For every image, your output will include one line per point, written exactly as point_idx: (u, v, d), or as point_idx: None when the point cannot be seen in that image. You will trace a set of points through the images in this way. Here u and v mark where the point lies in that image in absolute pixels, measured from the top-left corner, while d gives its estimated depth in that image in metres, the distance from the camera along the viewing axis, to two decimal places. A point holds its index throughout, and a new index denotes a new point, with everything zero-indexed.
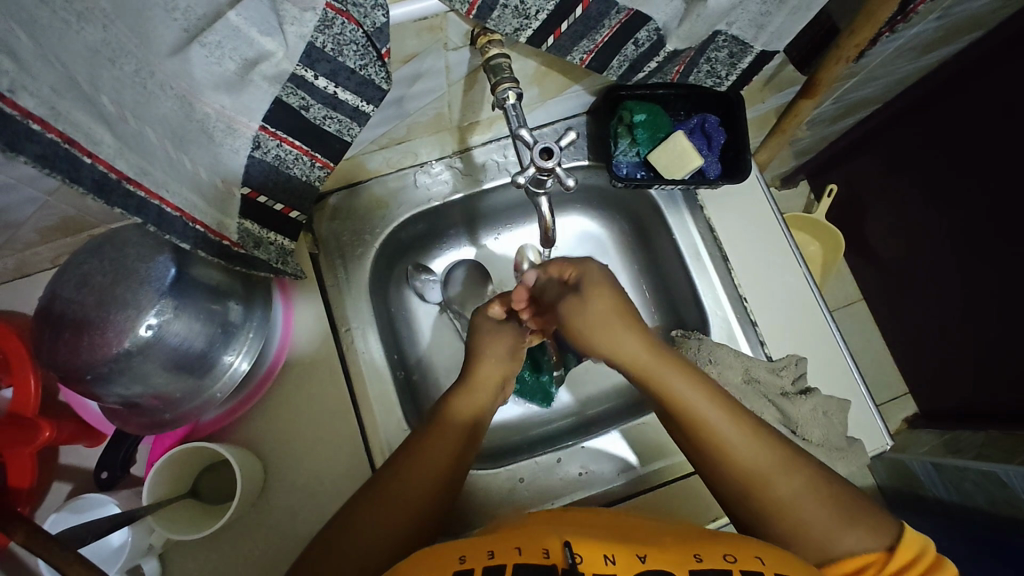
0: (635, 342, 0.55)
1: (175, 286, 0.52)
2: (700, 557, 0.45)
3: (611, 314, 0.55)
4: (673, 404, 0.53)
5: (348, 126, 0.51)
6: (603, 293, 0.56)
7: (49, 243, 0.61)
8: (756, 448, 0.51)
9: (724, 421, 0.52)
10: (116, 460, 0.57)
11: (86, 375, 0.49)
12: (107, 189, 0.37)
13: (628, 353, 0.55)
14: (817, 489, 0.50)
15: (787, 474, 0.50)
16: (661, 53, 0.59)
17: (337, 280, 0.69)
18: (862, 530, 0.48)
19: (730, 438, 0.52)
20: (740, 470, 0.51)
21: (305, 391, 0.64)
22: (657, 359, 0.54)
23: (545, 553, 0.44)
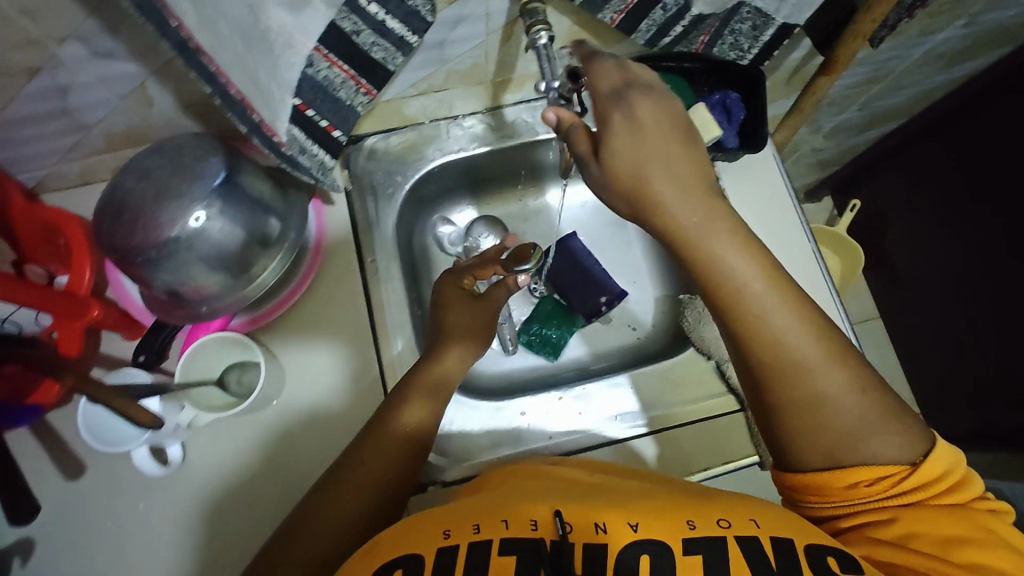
0: (686, 207, 0.49)
1: (223, 188, 0.57)
2: (694, 525, 0.46)
3: (652, 172, 0.49)
4: (720, 277, 0.50)
5: (392, 55, 0.56)
6: (649, 150, 0.49)
7: (113, 152, 0.67)
8: (804, 335, 0.50)
9: (773, 309, 0.50)
10: (153, 345, 0.62)
11: (137, 258, 0.55)
12: (185, 52, 0.45)
13: (674, 220, 0.50)
14: (858, 388, 0.49)
15: (831, 371, 0.49)
16: (686, 18, 0.64)
17: (366, 214, 0.74)
18: (891, 438, 0.48)
19: (776, 321, 0.49)
20: (783, 355, 0.50)
21: (330, 308, 0.70)
22: (707, 226, 0.50)
23: (533, 524, 0.47)
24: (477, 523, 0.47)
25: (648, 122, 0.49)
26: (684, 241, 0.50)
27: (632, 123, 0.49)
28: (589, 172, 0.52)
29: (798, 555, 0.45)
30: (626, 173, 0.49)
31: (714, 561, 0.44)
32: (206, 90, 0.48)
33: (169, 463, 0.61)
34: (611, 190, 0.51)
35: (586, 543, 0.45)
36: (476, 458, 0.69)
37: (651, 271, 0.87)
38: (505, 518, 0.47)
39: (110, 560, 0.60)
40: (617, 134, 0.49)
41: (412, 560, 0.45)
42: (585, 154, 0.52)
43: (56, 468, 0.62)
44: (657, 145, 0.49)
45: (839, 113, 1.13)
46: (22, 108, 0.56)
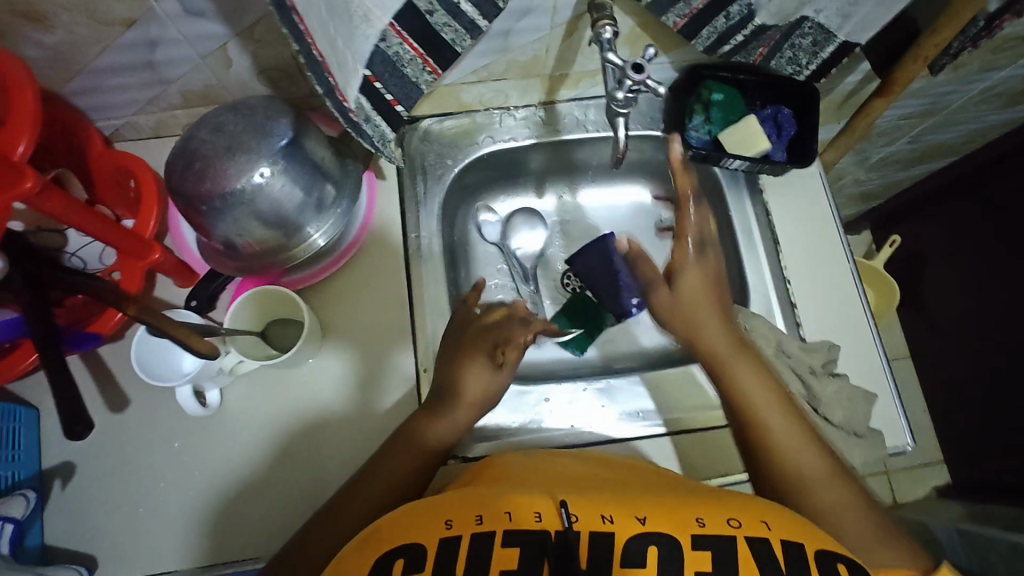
0: (719, 334, 0.62)
1: (287, 149, 0.59)
2: (704, 522, 0.45)
3: (702, 310, 0.63)
4: (739, 396, 0.59)
5: (462, 37, 0.59)
6: (701, 291, 0.63)
7: (186, 109, 0.70)
8: (814, 455, 0.56)
9: (783, 426, 0.57)
10: (205, 293, 0.65)
11: (202, 206, 0.58)
12: (283, 9, 0.47)
13: (712, 346, 0.62)
14: (863, 505, 0.54)
15: (833, 484, 0.55)
16: (749, 27, 0.65)
17: (415, 190, 0.76)
18: (899, 552, 0.52)
19: (790, 439, 0.57)
20: (791, 469, 0.56)
21: (372, 279, 0.72)
22: (737, 355, 0.61)
23: (537, 515, 0.46)
24: (479, 514, 0.46)
25: (706, 275, 0.63)
26: (715, 358, 0.61)
27: (702, 259, 0.63)
28: (654, 295, 0.64)
29: (809, 561, 0.44)
30: (681, 300, 0.63)
31: (725, 560, 0.43)
32: (295, 49, 0.50)
33: (207, 405, 0.64)
34: (668, 316, 0.64)
35: (591, 531, 0.44)
36: (497, 438, 0.70)
37: None
38: (508, 510, 0.46)
39: (144, 493, 0.63)
40: (681, 274, 0.63)
41: (414, 551, 0.44)
42: (651, 281, 0.65)
43: (102, 401, 0.65)
44: (707, 292, 0.63)
45: (888, 144, 1.12)
46: (112, 57, 0.60)
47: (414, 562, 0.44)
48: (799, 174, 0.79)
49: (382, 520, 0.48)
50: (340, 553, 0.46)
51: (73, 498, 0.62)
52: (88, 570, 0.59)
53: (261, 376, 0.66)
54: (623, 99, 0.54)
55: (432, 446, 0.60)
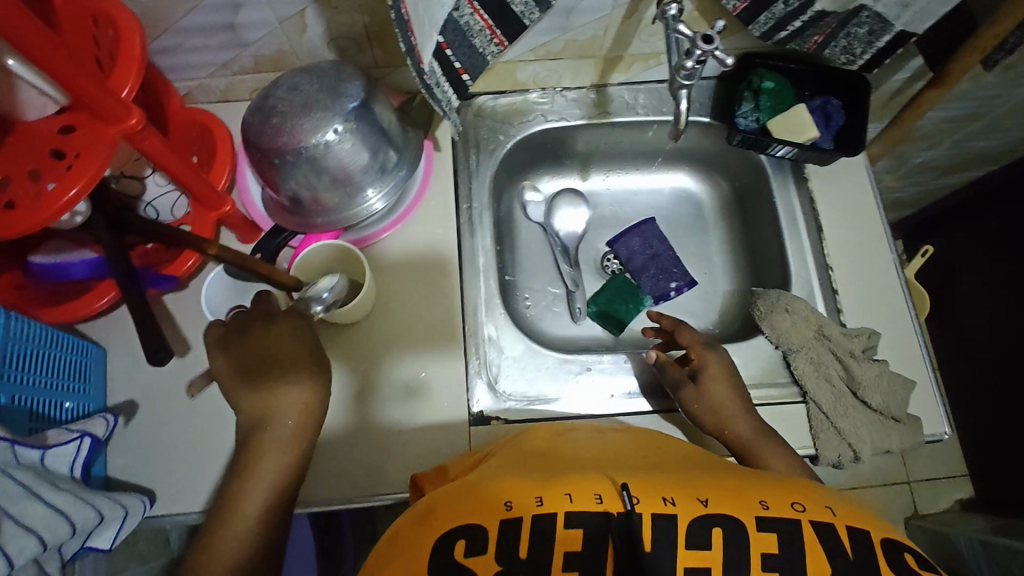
0: (742, 422, 0.65)
1: (358, 111, 0.62)
2: (767, 505, 0.47)
3: (726, 401, 0.66)
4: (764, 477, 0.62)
5: (530, 10, 0.62)
6: (725, 387, 0.67)
7: (257, 73, 0.74)
8: None
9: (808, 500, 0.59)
10: (270, 246, 0.68)
11: (275, 159, 0.61)
12: None
13: (735, 433, 0.64)
14: None
15: None
16: (808, 13, 0.66)
17: (468, 162, 0.79)
18: None
19: None
20: None
21: (420, 243, 0.74)
22: (754, 441, 0.64)
23: (598, 498, 0.48)
24: (540, 496, 0.48)
25: (723, 370, 0.68)
26: (740, 445, 0.64)
27: (720, 359, 0.69)
28: (680, 392, 0.66)
29: (875, 550, 0.45)
30: (706, 395, 0.66)
31: (793, 541, 0.45)
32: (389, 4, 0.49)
33: None
34: (698, 409, 0.65)
35: (653, 513, 0.46)
36: (537, 403, 0.71)
37: (723, 266, 0.89)
38: (568, 492, 0.48)
39: (202, 434, 0.65)
40: (705, 369, 0.68)
41: (475, 532, 0.46)
42: (678, 381, 0.67)
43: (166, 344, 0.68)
44: (728, 387, 0.67)
45: (928, 148, 1.12)
46: (198, 17, 0.63)
47: (477, 545, 0.45)
48: (846, 165, 0.80)
49: (431, 506, 0.50)
50: (397, 526, 0.50)
51: (136, 434, 0.65)
52: (149, 501, 0.62)
53: None
54: (690, 69, 0.56)
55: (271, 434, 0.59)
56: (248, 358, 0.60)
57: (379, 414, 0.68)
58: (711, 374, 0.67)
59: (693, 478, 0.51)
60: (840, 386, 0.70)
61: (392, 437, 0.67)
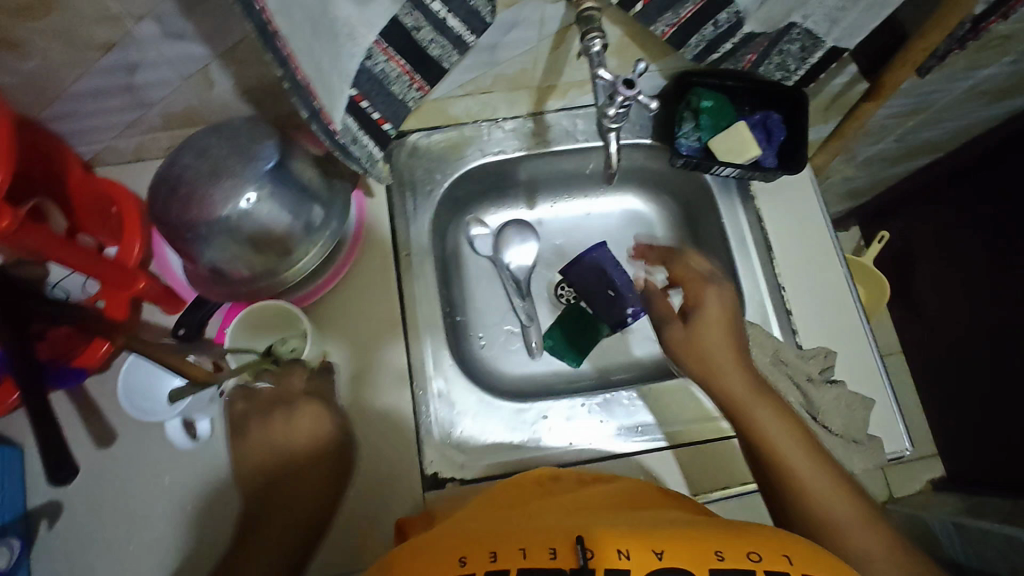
0: (736, 378, 0.58)
1: (273, 173, 0.58)
2: (721, 555, 0.44)
3: (719, 344, 0.59)
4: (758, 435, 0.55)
5: (449, 53, 0.58)
6: (721, 303, 0.62)
7: (168, 130, 0.69)
8: (848, 507, 0.52)
9: (812, 465, 0.54)
10: (193, 320, 0.62)
11: (187, 233, 0.57)
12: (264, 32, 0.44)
13: (730, 387, 0.58)
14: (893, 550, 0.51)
15: (867, 532, 0.51)
16: (738, 35, 0.64)
17: (406, 205, 0.76)
18: None
19: (823, 489, 0.53)
20: (830, 511, 0.52)
21: (364, 299, 0.71)
22: (758, 398, 0.57)
23: (553, 551, 0.45)
24: (493, 551, 0.45)
25: (722, 313, 0.61)
26: (733, 401, 0.57)
27: (719, 304, 0.61)
28: (667, 330, 0.62)
29: None
30: (695, 340, 0.60)
31: None
32: (280, 75, 0.47)
33: (198, 437, 0.62)
34: (681, 351, 0.61)
35: (606, 570, 0.43)
36: (495, 457, 0.68)
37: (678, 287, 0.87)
38: (523, 547, 0.45)
39: (136, 529, 0.61)
40: (704, 301, 0.61)
41: None
42: (665, 316, 0.64)
43: (88, 432, 0.63)
44: (727, 331, 0.60)
45: (875, 143, 1.12)
46: (89, 82, 0.58)
47: None
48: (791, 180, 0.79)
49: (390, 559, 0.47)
50: None
51: (63, 537, 0.61)
52: None
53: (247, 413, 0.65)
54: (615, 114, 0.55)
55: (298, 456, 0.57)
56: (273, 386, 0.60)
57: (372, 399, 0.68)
58: (710, 316, 0.61)
59: (652, 526, 0.48)
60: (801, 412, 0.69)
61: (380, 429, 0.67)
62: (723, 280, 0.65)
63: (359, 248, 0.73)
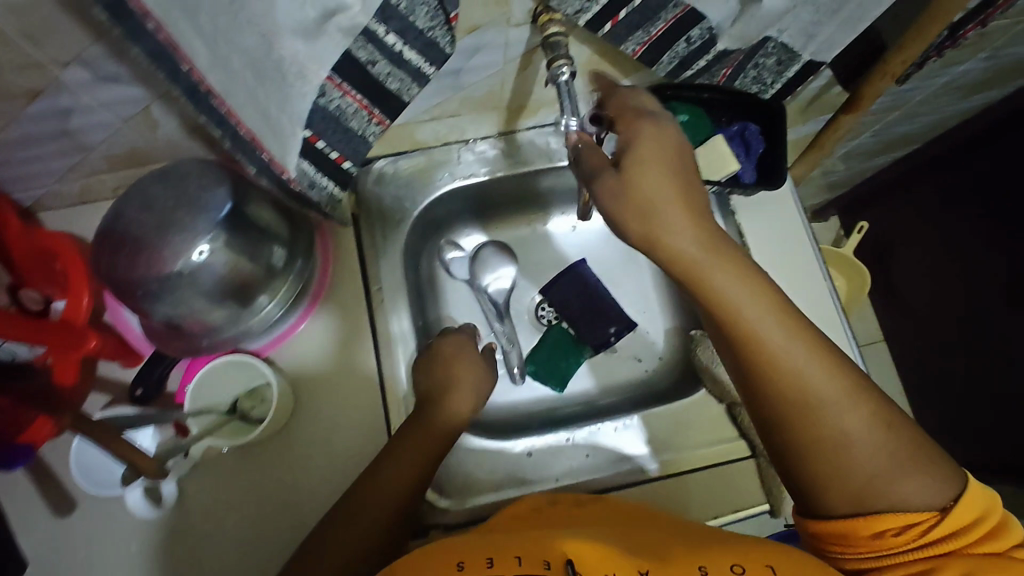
0: (689, 234, 0.47)
1: (229, 220, 0.55)
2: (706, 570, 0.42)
3: (659, 189, 0.47)
4: (718, 300, 0.47)
5: (408, 86, 0.54)
6: (663, 161, 0.47)
7: (114, 172, 0.64)
8: (821, 369, 0.46)
9: (779, 327, 0.46)
10: (150, 379, 0.59)
11: (139, 290, 0.53)
12: (179, 81, 0.44)
13: (681, 249, 0.47)
14: (880, 424, 0.46)
15: (849, 408, 0.45)
16: (711, 52, 0.62)
17: (374, 239, 0.72)
18: (922, 482, 0.44)
19: (791, 353, 0.46)
20: (800, 389, 0.46)
21: (332, 341, 0.67)
22: (723, 268, 0.47)
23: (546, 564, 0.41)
24: (490, 558, 0.43)
25: (666, 144, 0.48)
26: (687, 269, 0.47)
27: (659, 131, 0.48)
28: (599, 185, 0.49)
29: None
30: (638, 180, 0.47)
31: None
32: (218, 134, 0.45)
33: (164, 501, 0.60)
34: (617, 207, 0.48)
35: None
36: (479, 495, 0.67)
37: (661, 303, 0.85)
38: (518, 556, 0.42)
39: None
40: (642, 129, 0.48)
41: None
42: (596, 169, 0.50)
43: (46, 504, 0.61)
44: (670, 152, 0.48)
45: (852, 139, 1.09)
46: (20, 130, 0.54)
47: None
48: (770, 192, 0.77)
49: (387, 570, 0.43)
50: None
51: None
52: None
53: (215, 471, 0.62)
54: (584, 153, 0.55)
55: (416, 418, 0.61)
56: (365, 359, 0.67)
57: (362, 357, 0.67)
58: (654, 132, 0.48)
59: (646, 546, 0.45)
60: None
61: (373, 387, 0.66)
62: (666, 114, 0.51)
63: (325, 291, 0.68)
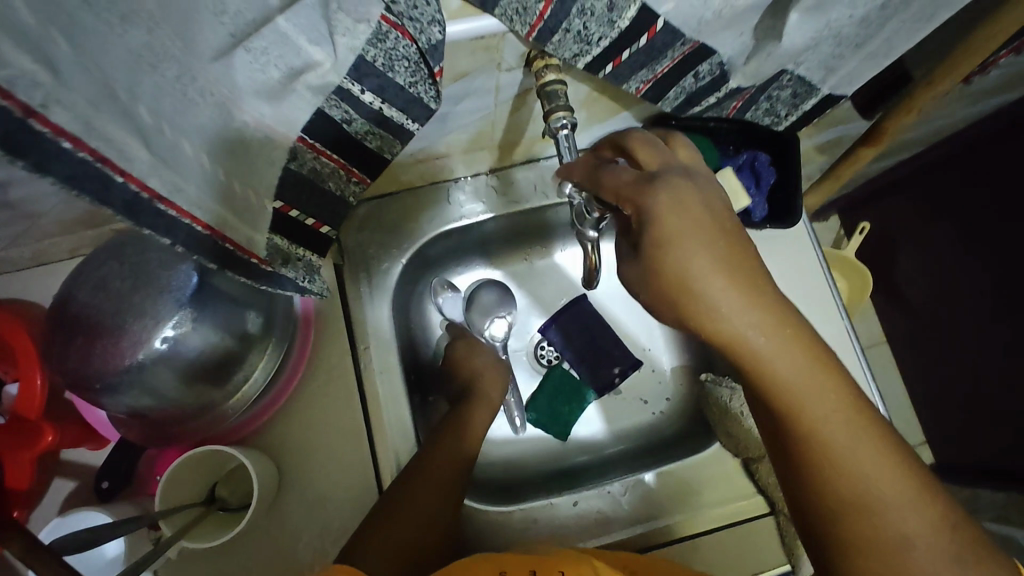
0: (745, 316, 0.41)
1: (196, 297, 0.48)
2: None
3: (690, 262, 0.41)
4: (773, 384, 0.43)
5: (390, 143, 0.49)
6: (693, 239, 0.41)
7: (67, 235, 0.58)
8: (880, 463, 0.43)
9: (836, 412, 0.44)
10: (118, 469, 0.55)
11: (95, 385, 0.47)
12: (133, 207, 0.35)
13: (733, 331, 0.42)
14: (943, 526, 0.43)
15: (911, 507, 0.43)
16: (722, 89, 0.57)
17: (360, 293, 0.67)
18: None
19: (848, 445, 0.43)
20: (856, 482, 0.43)
21: (319, 409, 0.62)
22: (782, 348, 0.42)
23: None
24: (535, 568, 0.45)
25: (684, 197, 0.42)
26: (739, 350, 0.43)
27: (675, 195, 0.41)
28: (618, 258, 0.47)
29: None
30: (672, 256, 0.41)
31: None
32: (167, 244, 0.37)
33: None
34: (643, 282, 0.44)
35: None
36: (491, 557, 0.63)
37: (668, 338, 0.80)
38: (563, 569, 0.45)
39: None
40: (655, 200, 0.41)
41: None
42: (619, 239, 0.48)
43: None
44: (703, 220, 0.41)
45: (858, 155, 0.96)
46: None
47: None
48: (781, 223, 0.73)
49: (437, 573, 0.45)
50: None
51: None
52: None
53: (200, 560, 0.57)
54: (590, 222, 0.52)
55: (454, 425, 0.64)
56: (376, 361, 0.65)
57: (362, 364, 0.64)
58: (678, 191, 0.41)
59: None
60: None
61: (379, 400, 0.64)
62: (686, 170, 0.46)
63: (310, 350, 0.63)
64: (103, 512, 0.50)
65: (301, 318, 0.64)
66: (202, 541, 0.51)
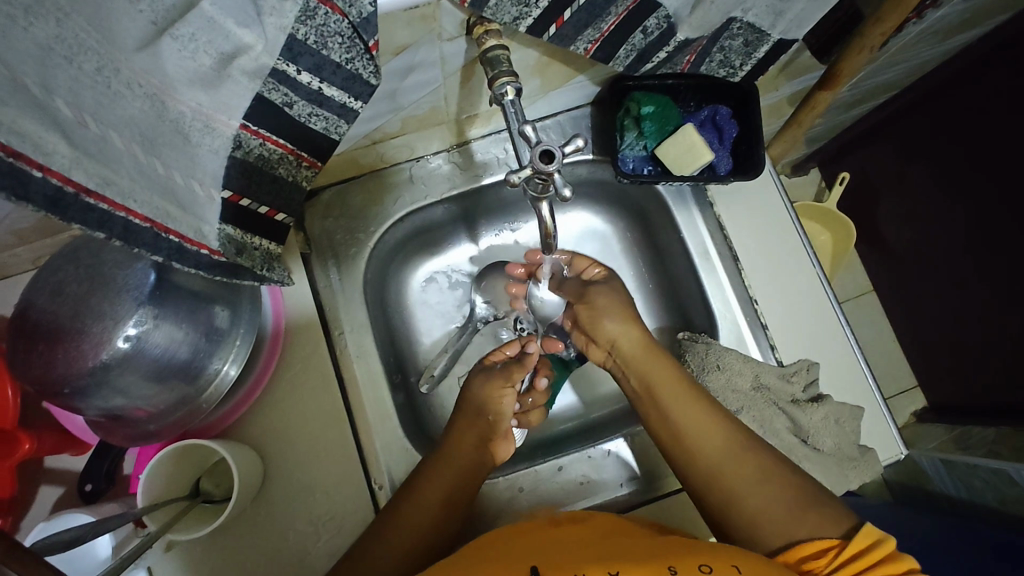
0: (621, 328, 0.61)
1: (156, 294, 0.48)
2: (675, 570, 0.42)
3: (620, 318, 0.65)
4: (631, 367, 0.61)
5: (335, 124, 0.48)
6: (618, 317, 0.62)
7: (27, 244, 0.58)
8: (718, 436, 0.55)
9: (678, 395, 0.57)
10: (99, 472, 0.56)
11: (63, 389, 0.47)
12: (61, 205, 0.32)
13: (615, 338, 0.62)
14: (775, 482, 0.53)
15: (744, 467, 0.53)
16: (671, 42, 0.56)
17: (329, 281, 0.67)
18: (816, 520, 0.50)
19: (690, 420, 0.56)
20: (702, 455, 0.55)
21: (299, 396, 0.62)
22: (638, 345, 0.61)
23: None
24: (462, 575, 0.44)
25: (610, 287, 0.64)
26: (621, 354, 0.62)
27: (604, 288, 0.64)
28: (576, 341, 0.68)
29: None
30: (600, 331, 0.63)
31: None
32: (103, 237, 0.35)
33: None
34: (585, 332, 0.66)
35: None
36: (484, 525, 0.64)
37: (646, 301, 0.80)
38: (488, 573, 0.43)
39: None
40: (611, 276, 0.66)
41: None
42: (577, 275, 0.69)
43: None
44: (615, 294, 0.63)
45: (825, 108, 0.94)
46: None
47: None
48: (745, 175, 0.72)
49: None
50: None
51: None
52: None
53: (193, 553, 0.58)
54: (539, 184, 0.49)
55: (484, 404, 0.62)
56: (361, 351, 0.65)
57: (342, 352, 0.65)
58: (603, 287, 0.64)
59: (607, 547, 0.46)
60: (790, 437, 0.63)
61: (359, 390, 0.64)
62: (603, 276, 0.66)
63: (279, 352, 0.63)
64: (87, 512, 0.51)
65: (269, 337, 0.63)
66: (184, 534, 0.53)
